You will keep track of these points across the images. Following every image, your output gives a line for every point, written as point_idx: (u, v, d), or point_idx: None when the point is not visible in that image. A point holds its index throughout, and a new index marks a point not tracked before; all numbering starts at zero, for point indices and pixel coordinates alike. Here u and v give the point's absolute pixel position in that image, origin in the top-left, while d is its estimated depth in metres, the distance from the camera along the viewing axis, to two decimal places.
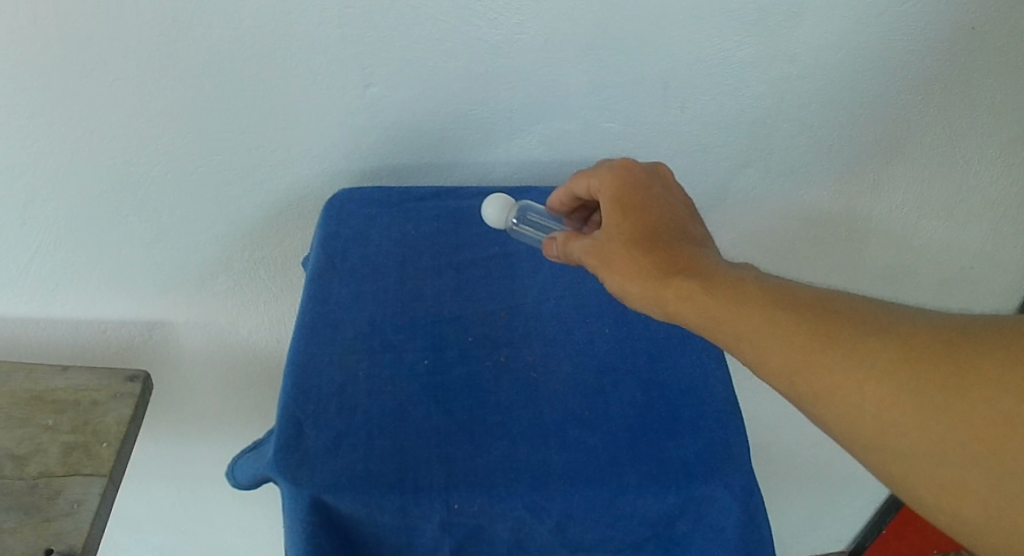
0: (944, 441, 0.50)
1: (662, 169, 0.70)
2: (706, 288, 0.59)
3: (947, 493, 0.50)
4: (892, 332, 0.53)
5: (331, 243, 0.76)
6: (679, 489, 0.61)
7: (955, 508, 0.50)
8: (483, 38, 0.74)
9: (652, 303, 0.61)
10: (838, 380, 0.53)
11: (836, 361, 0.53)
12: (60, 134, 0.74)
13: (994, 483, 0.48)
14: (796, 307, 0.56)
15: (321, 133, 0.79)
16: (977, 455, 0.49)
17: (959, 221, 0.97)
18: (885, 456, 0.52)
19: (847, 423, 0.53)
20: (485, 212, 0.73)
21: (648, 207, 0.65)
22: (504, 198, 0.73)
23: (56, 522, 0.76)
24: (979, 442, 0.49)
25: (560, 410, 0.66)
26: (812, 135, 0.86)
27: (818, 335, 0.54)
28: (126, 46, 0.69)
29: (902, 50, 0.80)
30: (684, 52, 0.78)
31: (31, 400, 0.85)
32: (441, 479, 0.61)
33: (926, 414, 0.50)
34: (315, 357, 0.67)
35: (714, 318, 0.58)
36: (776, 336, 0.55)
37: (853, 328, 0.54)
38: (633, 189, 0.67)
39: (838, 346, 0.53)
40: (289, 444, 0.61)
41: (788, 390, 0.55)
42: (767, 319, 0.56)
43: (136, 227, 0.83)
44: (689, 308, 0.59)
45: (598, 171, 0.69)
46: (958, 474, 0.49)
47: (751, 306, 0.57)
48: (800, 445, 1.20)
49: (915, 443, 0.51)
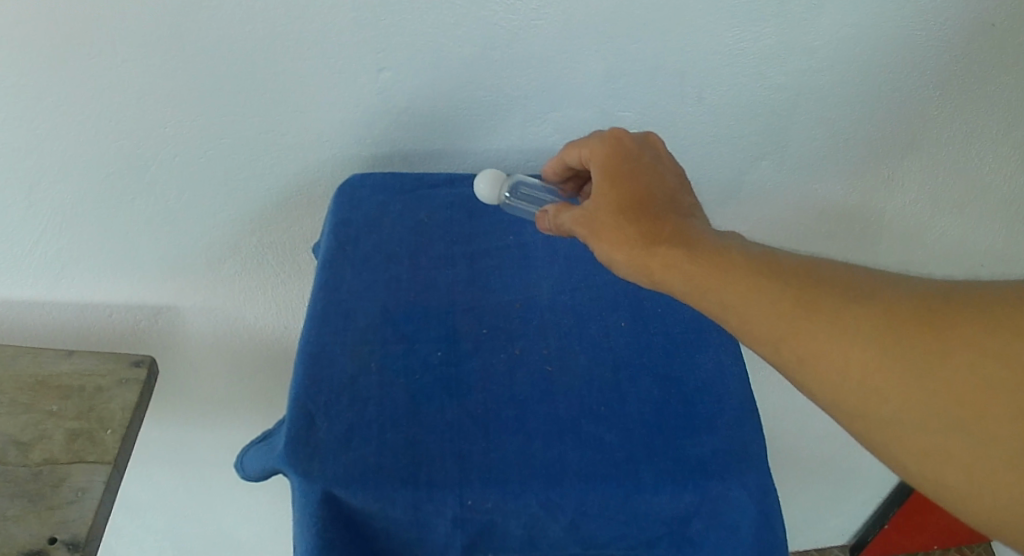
0: (928, 407, 0.49)
1: (652, 139, 0.68)
2: (691, 256, 0.58)
3: (930, 461, 0.49)
4: (877, 301, 0.52)
5: (342, 230, 0.75)
6: (695, 487, 0.60)
7: (938, 475, 0.49)
8: (499, 25, 0.73)
9: (639, 271, 0.59)
10: (824, 348, 0.52)
11: (820, 328, 0.52)
12: (66, 116, 0.72)
13: (980, 452, 0.48)
14: (781, 276, 0.55)
15: (331, 117, 0.77)
16: (964, 423, 0.48)
17: (973, 218, 0.95)
18: (867, 424, 0.51)
19: (831, 390, 0.52)
20: (478, 188, 0.72)
21: (637, 176, 0.64)
22: (493, 173, 0.72)
23: (60, 510, 0.76)
24: (961, 408, 0.48)
25: (575, 405, 0.65)
26: (830, 127, 0.85)
27: (802, 303, 0.53)
28: (134, 26, 0.67)
29: (924, 43, 0.78)
30: (704, 42, 0.76)
31: (35, 385, 0.84)
32: (455, 475, 0.60)
33: (913, 380, 0.50)
34: (327, 346, 0.66)
35: (700, 287, 0.56)
36: (762, 304, 0.54)
37: (838, 296, 0.53)
38: (622, 159, 0.65)
39: (824, 313, 0.53)
40: (300, 436, 0.60)
41: (772, 358, 0.54)
42: (753, 287, 0.55)
43: (143, 210, 0.81)
44: (675, 276, 0.58)
45: (587, 140, 0.68)
46: (943, 442, 0.49)
47: (737, 274, 0.56)
48: (806, 438, 1.20)
49: (899, 409, 0.50)
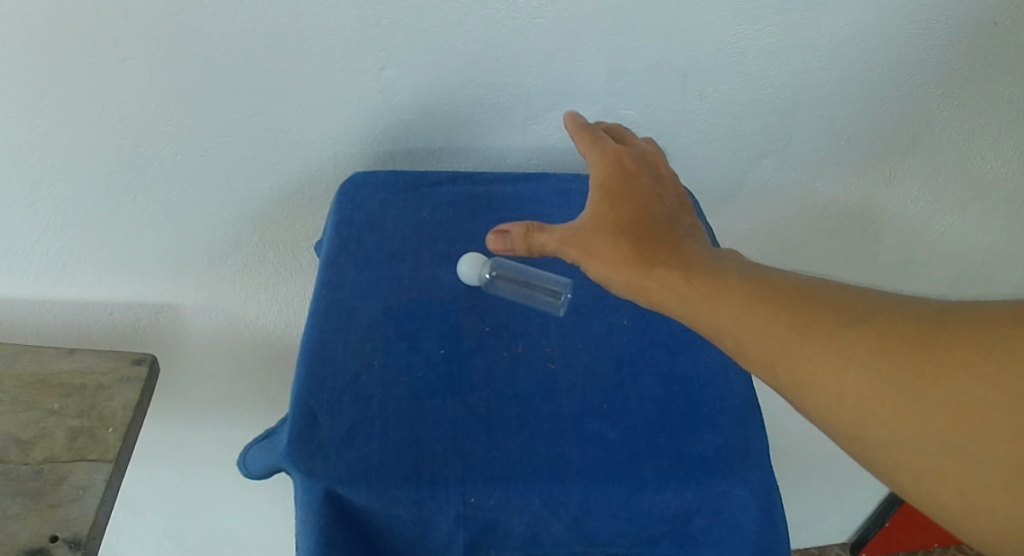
0: (923, 428, 0.50)
1: (649, 156, 0.69)
2: (687, 277, 0.58)
3: (927, 481, 0.50)
4: (871, 323, 0.53)
5: (345, 228, 0.75)
6: (697, 485, 0.60)
7: (936, 495, 0.50)
8: (502, 23, 0.73)
9: (635, 292, 0.60)
10: (819, 371, 0.52)
11: (814, 352, 0.53)
12: (68, 114, 0.72)
13: (974, 472, 0.48)
14: (775, 298, 0.55)
15: (334, 114, 0.77)
16: (958, 443, 0.49)
17: (974, 216, 0.95)
18: (865, 446, 0.52)
19: (827, 412, 0.52)
20: (464, 278, 0.72)
21: (635, 196, 0.65)
22: (465, 259, 0.72)
23: (61, 508, 0.76)
24: (957, 429, 0.49)
25: (578, 402, 0.65)
26: (832, 126, 0.85)
27: (796, 325, 0.54)
28: (137, 24, 0.67)
29: (926, 42, 0.78)
30: (706, 39, 0.76)
31: (36, 383, 0.84)
32: (458, 473, 0.60)
33: (908, 402, 0.50)
34: (329, 344, 0.66)
35: (695, 308, 0.57)
36: (757, 327, 0.54)
37: (832, 318, 0.54)
38: (621, 178, 0.66)
39: (817, 335, 0.53)
40: (303, 434, 0.60)
41: (769, 379, 0.55)
42: (748, 309, 0.55)
43: (145, 208, 0.81)
44: (670, 297, 0.58)
45: (588, 150, 0.69)
46: (939, 463, 0.49)
47: (731, 296, 0.56)
48: (806, 436, 1.20)
49: (895, 431, 0.50)
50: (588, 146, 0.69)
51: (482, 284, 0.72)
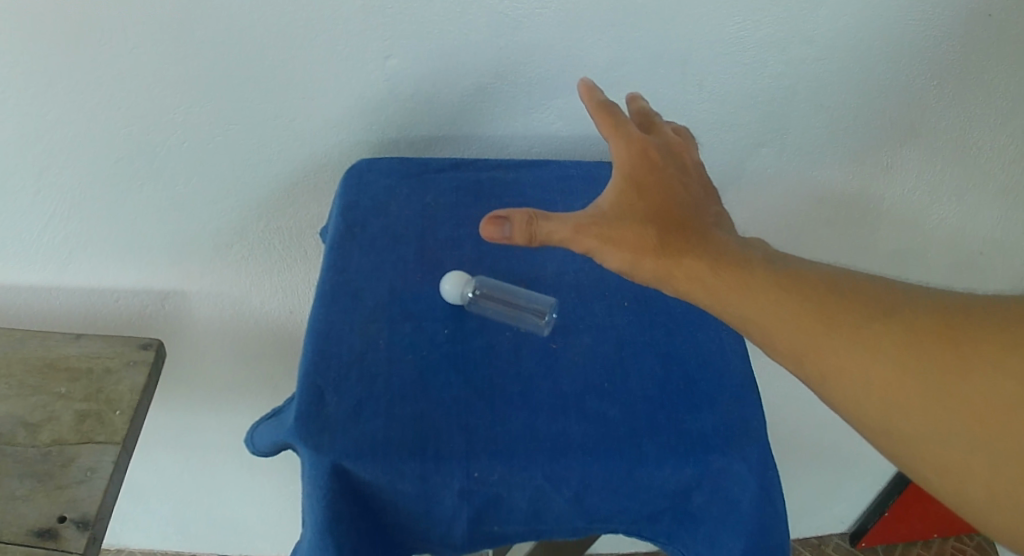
0: (945, 423, 0.53)
1: (674, 145, 0.68)
2: (716, 267, 0.59)
3: (950, 473, 0.52)
4: (895, 319, 0.56)
5: (350, 212, 0.76)
6: (696, 460, 0.62)
7: (958, 487, 0.52)
8: (504, 13, 0.74)
9: (661, 281, 0.60)
10: (845, 362, 0.56)
11: (840, 343, 0.56)
12: (78, 102, 0.74)
13: (994, 466, 0.51)
14: (805, 292, 0.58)
15: (339, 102, 0.78)
16: (979, 438, 0.52)
17: (971, 205, 0.96)
18: (890, 437, 0.55)
19: (852, 402, 0.56)
20: (447, 295, 0.70)
21: (664, 186, 0.64)
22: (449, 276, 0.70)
23: (69, 489, 0.77)
24: (979, 424, 0.52)
25: (579, 381, 0.66)
26: (829, 116, 0.86)
27: (823, 318, 0.57)
28: (147, 14, 0.69)
29: (921, 33, 0.80)
30: (705, 29, 0.77)
31: (44, 367, 0.85)
32: (462, 448, 0.61)
33: (932, 396, 0.53)
34: (336, 324, 0.67)
35: (724, 300, 0.59)
36: (787, 320, 0.57)
37: (858, 313, 0.57)
38: (649, 167, 0.65)
39: (843, 328, 0.56)
40: (311, 410, 0.61)
41: (795, 369, 0.58)
42: (777, 302, 0.58)
43: (152, 195, 0.83)
44: (698, 289, 0.59)
45: (613, 138, 0.66)
46: (961, 456, 0.52)
47: (761, 290, 0.58)
48: (804, 425, 1.21)
49: (919, 424, 0.53)
50: (612, 133, 0.67)
51: (468, 303, 0.70)
